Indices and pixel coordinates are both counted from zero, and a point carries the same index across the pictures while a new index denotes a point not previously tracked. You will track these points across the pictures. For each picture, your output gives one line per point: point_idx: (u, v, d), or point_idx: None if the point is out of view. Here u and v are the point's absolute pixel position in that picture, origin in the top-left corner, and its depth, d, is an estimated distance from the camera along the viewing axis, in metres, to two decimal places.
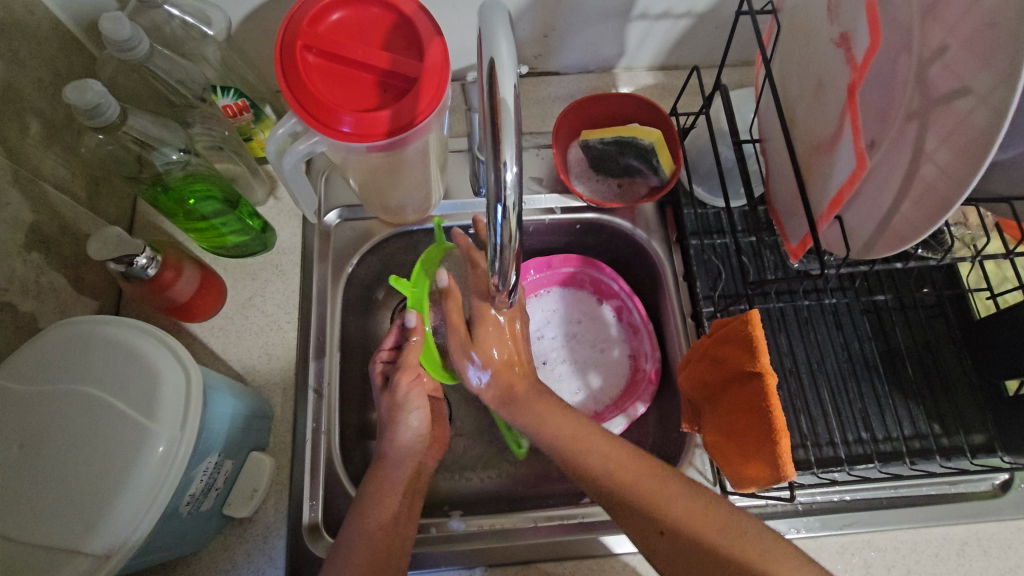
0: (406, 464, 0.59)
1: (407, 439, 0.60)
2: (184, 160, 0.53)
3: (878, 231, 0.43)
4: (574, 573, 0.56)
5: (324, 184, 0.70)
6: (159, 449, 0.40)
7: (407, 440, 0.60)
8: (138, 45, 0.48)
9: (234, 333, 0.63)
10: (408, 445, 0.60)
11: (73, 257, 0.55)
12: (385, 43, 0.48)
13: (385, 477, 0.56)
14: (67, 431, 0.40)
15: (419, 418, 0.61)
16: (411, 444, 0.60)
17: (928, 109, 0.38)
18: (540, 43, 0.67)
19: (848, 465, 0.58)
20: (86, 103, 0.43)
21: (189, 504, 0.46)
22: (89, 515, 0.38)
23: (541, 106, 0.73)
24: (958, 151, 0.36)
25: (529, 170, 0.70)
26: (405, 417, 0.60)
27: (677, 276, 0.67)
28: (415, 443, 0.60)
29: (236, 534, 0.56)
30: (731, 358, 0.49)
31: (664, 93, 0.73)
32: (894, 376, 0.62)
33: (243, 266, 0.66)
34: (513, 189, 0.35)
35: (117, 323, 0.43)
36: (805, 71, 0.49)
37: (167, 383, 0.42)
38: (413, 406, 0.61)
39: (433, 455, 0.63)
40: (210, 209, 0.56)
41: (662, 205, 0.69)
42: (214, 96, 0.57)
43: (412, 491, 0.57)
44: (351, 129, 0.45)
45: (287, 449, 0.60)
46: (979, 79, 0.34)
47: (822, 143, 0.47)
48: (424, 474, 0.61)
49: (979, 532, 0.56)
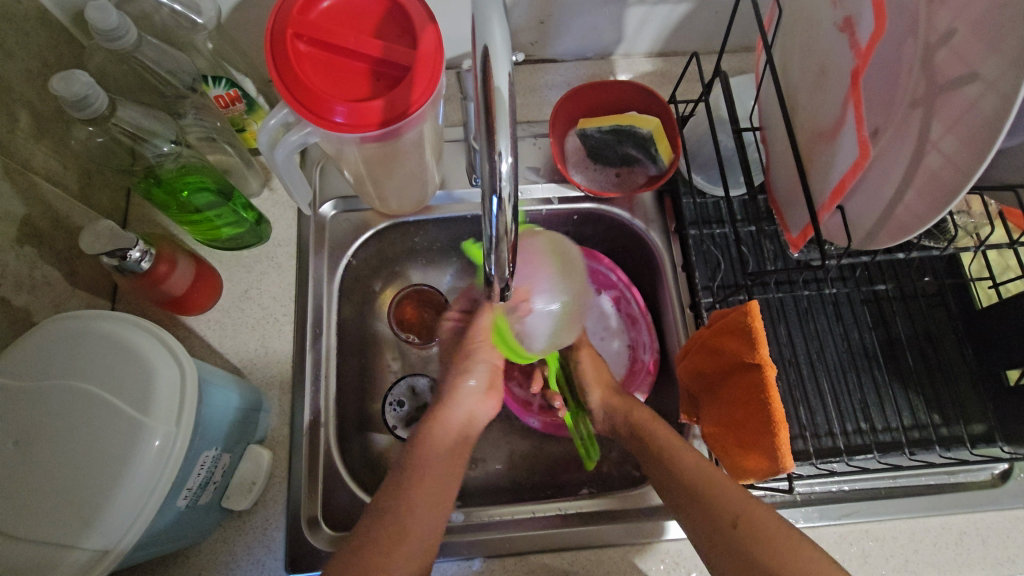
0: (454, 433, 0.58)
1: (468, 392, 0.62)
2: (176, 152, 0.53)
3: (881, 221, 0.43)
4: (572, 565, 0.56)
5: (319, 176, 0.69)
6: (154, 444, 0.40)
7: (468, 391, 0.62)
8: (126, 35, 0.47)
9: (230, 326, 0.63)
10: (468, 394, 0.62)
11: (66, 251, 0.55)
12: (377, 30, 0.47)
13: (429, 448, 0.56)
14: (59, 428, 0.39)
15: (482, 370, 0.64)
16: (472, 400, 0.62)
17: (934, 96, 0.37)
18: (537, 29, 0.66)
19: (847, 456, 0.58)
20: (74, 95, 0.43)
21: (187, 498, 0.46)
22: (86, 511, 0.38)
23: (537, 93, 0.72)
24: (964, 139, 0.35)
25: (526, 159, 0.69)
26: (470, 364, 0.64)
27: (675, 266, 0.66)
28: (469, 405, 0.61)
29: (235, 526, 0.56)
30: (729, 348, 0.48)
31: (663, 80, 0.72)
32: (895, 367, 0.62)
33: (239, 259, 0.65)
34: (509, 179, 0.35)
35: (109, 317, 0.43)
36: (807, 57, 0.48)
37: (161, 377, 0.41)
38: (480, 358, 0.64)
39: (489, 412, 0.63)
40: (204, 201, 0.55)
41: (661, 195, 0.68)
42: (205, 86, 0.56)
43: (455, 463, 0.56)
44: (344, 119, 0.44)
45: (284, 442, 0.60)
46: (987, 65, 0.33)
47: (824, 131, 0.46)
48: (468, 441, 0.60)
49: (978, 521, 0.56)
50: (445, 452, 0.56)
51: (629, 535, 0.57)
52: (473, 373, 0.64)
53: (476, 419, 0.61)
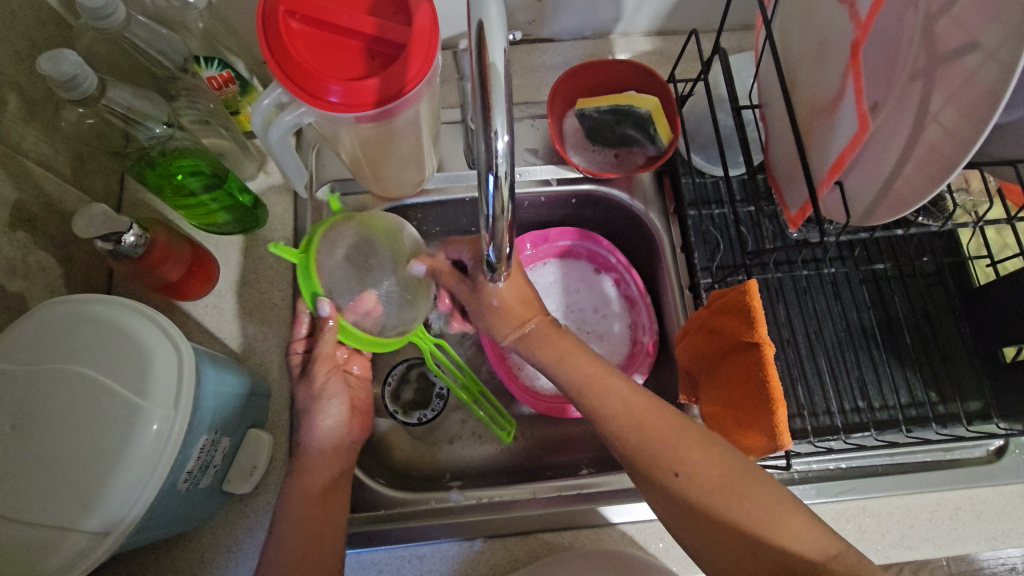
0: (326, 447, 0.55)
1: (332, 428, 0.57)
2: (168, 134, 0.51)
3: (880, 197, 0.43)
4: (572, 544, 0.56)
5: (315, 159, 0.69)
6: (152, 427, 0.39)
7: (326, 428, 0.56)
8: (114, 13, 0.46)
9: (228, 311, 0.62)
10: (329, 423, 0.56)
11: (61, 236, 0.54)
12: (372, 7, 0.46)
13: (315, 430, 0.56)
14: (57, 414, 0.39)
15: (338, 410, 0.57)
16: (335, 430, 0.57)
17: (935, 67, 0.37)
18: (533, 7, 0.65)
19: (844, 434, 0.58)
20: (62, 74, 0.42)
21: (187, 482, 0.46)
22: (86, 496, 0.38)
23: (534, 73, 0.71)
24: (964, 110, 0.35)
25: (524, 141, 0.69)
26: (324, 406, 0.56)
27: (674, 247, 0.66)
28: (334, 437, 0.57)
29: (236, 511, 0.56)
30: (730, 329, 0.48)
31: (662, 59, 0.71)
32: (892, 345, 0.62)
33: (235, 243, 0.65)
34: (506, 157, 0.34)
35: (105, 301, 0.43)
36: (807, 32, 0.48)
37: (158, 360, 0.41)
38: (332, 392, 0.57)
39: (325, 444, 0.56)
40: (199, 184, 0.54)
41: (659, 175, 0.68)
42: (197, 66, 0.56)
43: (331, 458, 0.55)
44: (339, 99, 0.44)
45: (285, 426, 0.60)
46: (988, 33, 0.33)
47: (825, 105, 0.46)
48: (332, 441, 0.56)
49: (972, 497, 0.57)
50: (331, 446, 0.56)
51: (631, 514, 0.57)
52: (331, 410, 0.57)
53: (343, 441, 0.57)
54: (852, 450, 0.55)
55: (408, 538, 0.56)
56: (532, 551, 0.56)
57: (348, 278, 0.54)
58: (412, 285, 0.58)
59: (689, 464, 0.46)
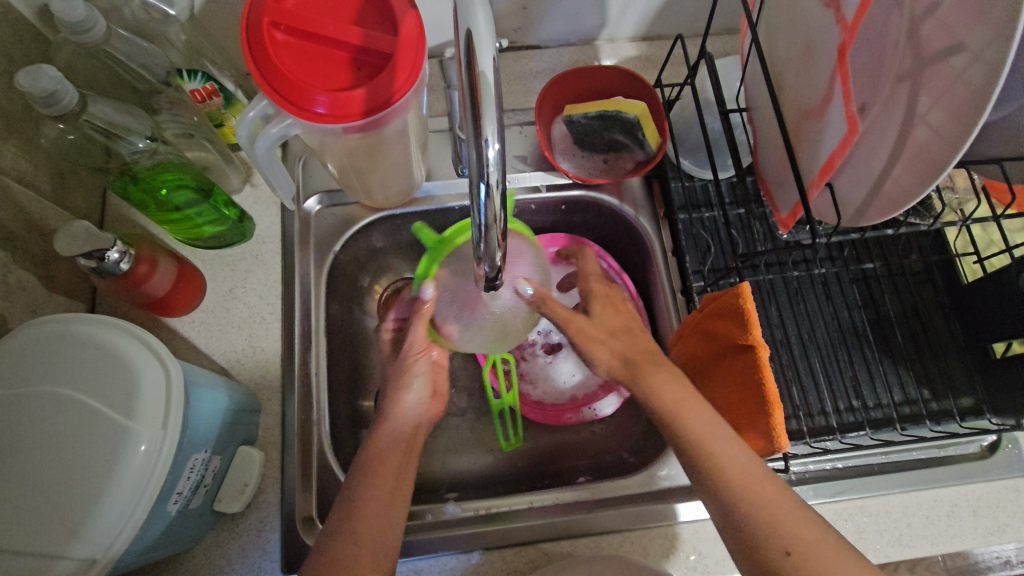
0: (406, 422, 0.54)
1: (410, 406, 0.55)
2: (151, 148, 0.51)
3: (870, 198, 0.43)
4: (571, 553, 0.56)
5: (302, 170, 0.68)
6: (140, 449, 0.39)
7: (409, 402, 0.55)
8: (94, 27, 0.45)
9: (215, 327, 0.61)
10: (409, 403, 0.55)
11: (42, 254, 0.53)
12: (357, 17, 0.45)
13: (384, 424, 0.53)
14: (40, 438, 0.38)
15: (421, 382, 0.57)
16: (414, 408, 0.56)
17: (921, 69, 0.37)
18: (519, 15, 0.65)
19: (840, 433, 0.58)
20: (41, 90, 0.41)
21: (177, 503, 0.45)
22: (73, 521, 0.37)
23: (521, 81, 0.71)
24: (951, 111, 0.35)
25: (512, 148, 0.68)
26: (410, 378, 0.56)
27: (665, 251, 0.66)
28: (414, 414, 0.55)
29: (228, 530, 0.55)
30: (724, 332, 0.48)
31: (647, 64, 0.71)
32: (883, 343, 0.62)
33: (222, 257, 0.64)
34: (496, 165, 0.34)
35: (89, 320, 0.42)
36: (793, 34, 0.48)
37: (145, 380, 0.40)
38: (420, 368, 0.57)
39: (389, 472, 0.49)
40: (183, 199, 0.53)
41: (649, 179, 0.68)
42: (180, 79, 0.54)
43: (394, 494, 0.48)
44: (326, 110, 0.43)
45: (276, 442, 0.59)
46: (973, 35, 0.33)
47: (811, 108, 0.46)
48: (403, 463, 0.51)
49: (967, 493, 0.57)
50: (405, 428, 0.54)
51: (629, 522, 0.56)
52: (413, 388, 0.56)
53: (420, 426, 0.56)
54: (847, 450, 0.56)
55: (406, 553, 0.55)
56: (531, 562, 0.55)
57: (456, 296, 0.54)
58: (503, 334, 0.57)
59: (807, 548, 0.41)
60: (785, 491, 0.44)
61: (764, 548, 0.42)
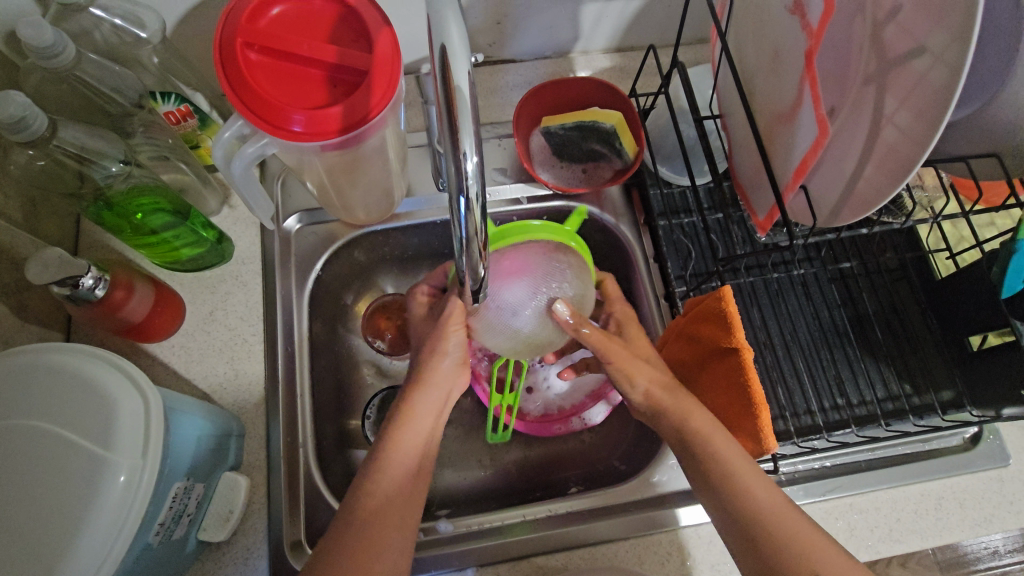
0: (437, 393, 0.56)
1: (444, 373, 0.56)
2: (125, 172, 0.50)
3: (843, 199, 0.44)
4: (565, 566, 0.55)
5: (280, 189, 0.67)
6: (120, 479, 0.38)
7: (444, 372, 0.56)
8: (63, 50, 0.45)
9: (195, 351, 0.60)
10: (444, 375, 0.56)
11: (13, 283, 0.52)
12: (331, 35, 0.45)
13: (415, 403, 0.54)
14: (12, 473, 0.37)
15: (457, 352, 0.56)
16: (447, 377, 0.56)
17: (886, 72, 0.38)
18: (493, 30, 0.66)
19: (827, 432, 0.59)
20: (9, 116, 0.40)
21: (160, 534, 0.44)
22: (49, 559, 0.35)
23: (498, 94, 0.71)
24: (917, 112, 0.36)
25: (492, 160, 0.69)
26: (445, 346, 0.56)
27: (647, 257, 0.67)
28: (447, 385, 0.56)
29: (213, 560, 0.54)
30: (709, 335, 0.49)
31: (622, 75, 0.72)
32: (864, 340, 0.63)
33: (201, 279, 0.63)
34: (475, 178, 0.34)
35: (64, 348, 0.41)
36: (761, 42, 0.49)
37: (123, 408, 0.39)
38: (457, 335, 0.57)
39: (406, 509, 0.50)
40: (160, 222, 0.53)
41: (628, 187, 0.69)
42: (154, 101, 0.54)
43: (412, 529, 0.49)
44: (303, 128, 0.43)
45: (261, 466, 0.58)
46: (934, 38, 0.34)
47: (782, 113, 0.47)
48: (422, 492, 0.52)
49: (952, 486, 0.58)
50: (433, 407, 0.55)
51: (621, 531, 0.56)
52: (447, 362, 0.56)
53: (452, 396, 0.57)
54: (834, 449, 0.56)
55: None
56: None
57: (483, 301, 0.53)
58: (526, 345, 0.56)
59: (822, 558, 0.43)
60: (792, 511, 0.46)
61: (776, 559, 0.44)
